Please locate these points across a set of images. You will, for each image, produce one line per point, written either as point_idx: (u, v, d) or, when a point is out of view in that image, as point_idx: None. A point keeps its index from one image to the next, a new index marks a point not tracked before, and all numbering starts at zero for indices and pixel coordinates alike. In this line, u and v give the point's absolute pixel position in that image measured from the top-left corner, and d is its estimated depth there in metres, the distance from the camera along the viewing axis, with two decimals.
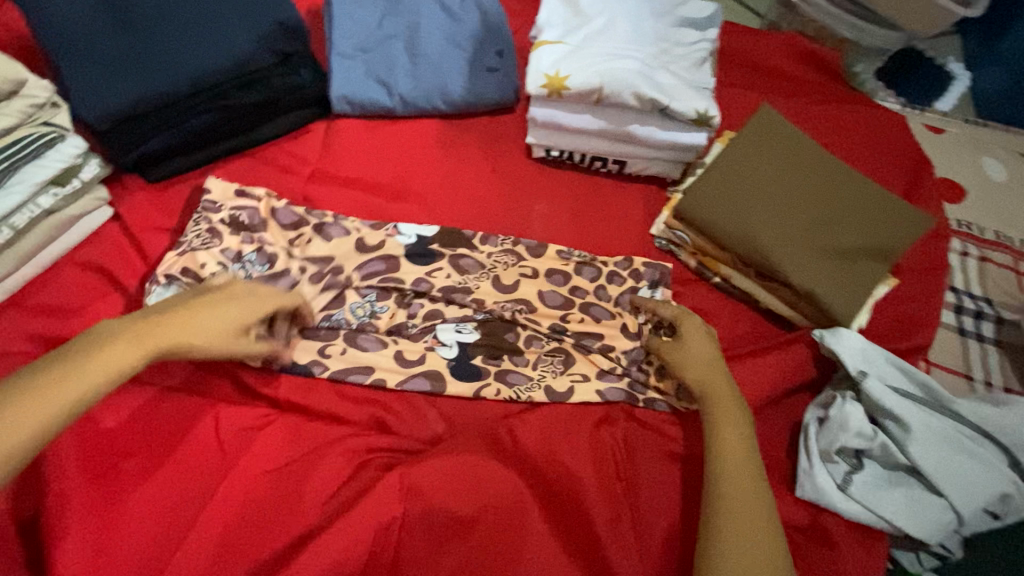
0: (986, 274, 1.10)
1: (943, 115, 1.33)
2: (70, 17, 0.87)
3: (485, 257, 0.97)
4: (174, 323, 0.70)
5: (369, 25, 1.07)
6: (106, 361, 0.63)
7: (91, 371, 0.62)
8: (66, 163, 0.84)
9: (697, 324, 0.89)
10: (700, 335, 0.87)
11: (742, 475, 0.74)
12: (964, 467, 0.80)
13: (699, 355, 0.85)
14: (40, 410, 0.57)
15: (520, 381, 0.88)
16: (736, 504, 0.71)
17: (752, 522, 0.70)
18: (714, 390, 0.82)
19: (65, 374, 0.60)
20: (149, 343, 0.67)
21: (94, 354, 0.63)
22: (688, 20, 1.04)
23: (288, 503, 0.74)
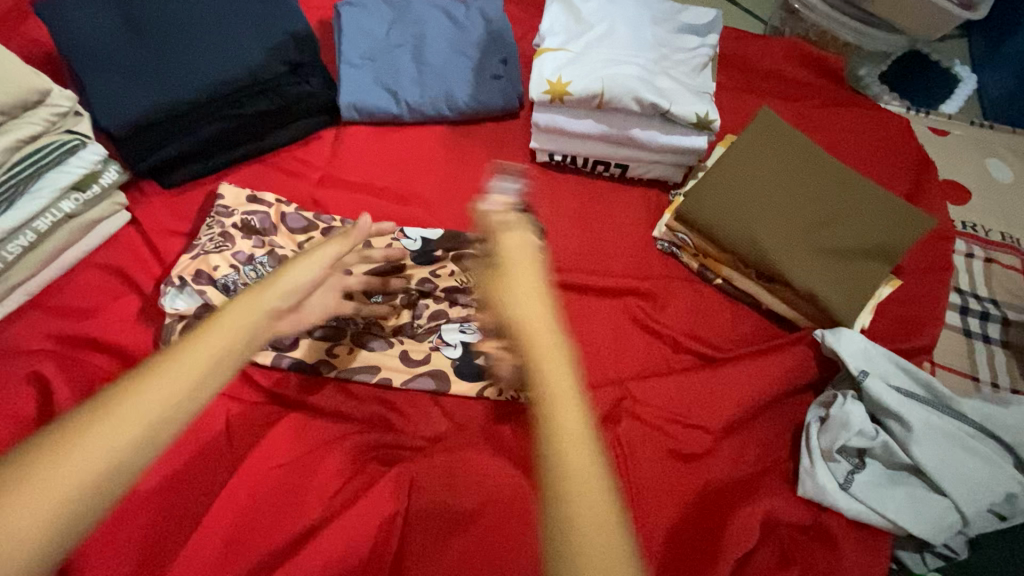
0: (992, 275, 1.10)
1: (949, 117, 1.32)
2: (92, 31, 0.91)
3: None
4: (224, 328, 0.50)
5: (377, 35, 1.11)
6: (144, 403, 0.44)
7: (184, 373, 0.46)
8: (87, 169, 0.87)
9: (519, 241, 0.67)
10: (523, 254, 0.65)
11: (587, 451, 0.46)
12: (967, 466, 0.80)
13: (519, 279, 0.61)
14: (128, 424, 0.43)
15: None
16: (588, 500, 0.43)
17: (610, 521, 0.43)
18: (541, 320, 0.56)
19: (89, 436, 0.42)
20: (197, 357, 0.47)
21: (127, 398, 0.44)
22: (688, 27, 1.06)
23: (295, 496, 0.76)
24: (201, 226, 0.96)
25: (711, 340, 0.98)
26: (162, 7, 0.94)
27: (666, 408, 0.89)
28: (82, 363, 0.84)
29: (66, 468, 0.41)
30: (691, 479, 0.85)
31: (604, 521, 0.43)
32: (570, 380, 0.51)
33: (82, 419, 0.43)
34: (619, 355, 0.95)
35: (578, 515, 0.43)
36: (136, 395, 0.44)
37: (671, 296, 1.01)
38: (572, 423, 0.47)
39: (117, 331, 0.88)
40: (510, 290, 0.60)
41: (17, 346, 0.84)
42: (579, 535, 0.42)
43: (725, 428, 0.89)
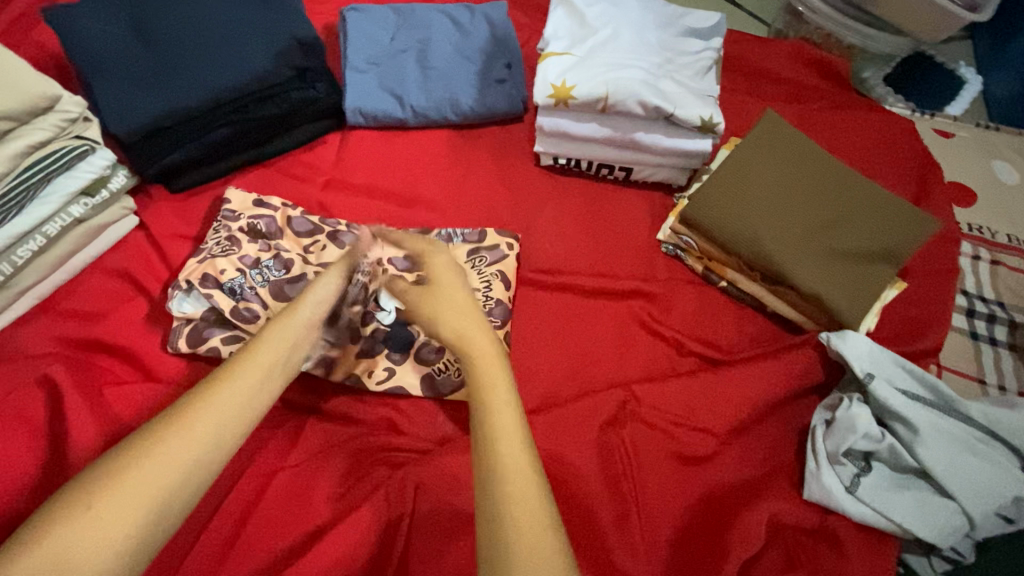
0: (998, 277, 1.09)
1: (954, 119, 1.31)
2: (101, 39, 0.92)
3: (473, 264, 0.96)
4: (263, 357, 0.66)
5: (382, 40, 1.11)
6: (213, 416, 0.60)
7: (238, 387, 0.63)
8: (96, 174, 0.88)
9: (445, 261, 0.77)
10: (448, 275, 0.75)
11: (521, 453, 0.58)
12: (974, 469, 0.80)
13: (446, 301, 0.71)
14: (201, 426, 0.59)
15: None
16: (514, 491, 0.54)
17: (537, 506, 0.54)
18: (473, 334, 0.67)
19: (179, 442, 0.57)
20: (248, 379, 0.63)
21: (202, 412, 0.59)
22: (691, 30, 1.07)
23: (301, 498, 0.77)
24: (209, 231, 0.97)
25: (716, 343, 0.98)
26: (170, 14, 0.95)
27: (671, 411, 0.89)
28: (91, 366, 0.85)
29: (162, 458, 0.56)
30: (697, 482, 0.85)
31: (535, 509, 0.54)
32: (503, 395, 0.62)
33: (167, 428, 0.58)
34: (623, 358, 0.95)
35: (507, 503, 0.54)
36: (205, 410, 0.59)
37: (676, 299, 1.01)
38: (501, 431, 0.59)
39: (126, 334, 0.88)
40: (439, 306, 0.71)
41: (27, 349, 0.85)
42: (508, 524, 0.52)
43: (730, 431, 0.89)
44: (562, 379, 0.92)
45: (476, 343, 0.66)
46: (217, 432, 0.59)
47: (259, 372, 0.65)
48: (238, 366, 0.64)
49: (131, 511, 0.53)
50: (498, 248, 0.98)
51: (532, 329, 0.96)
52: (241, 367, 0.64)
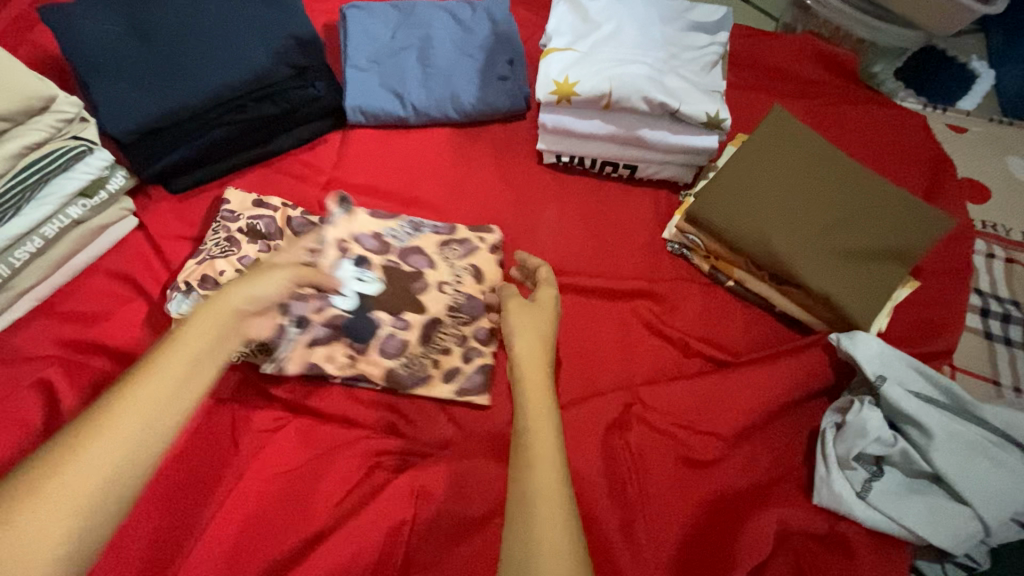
0: (1014, 276, 1.07)
1: (966, 113, 1.28)
2: (98, 38, 0.91)
3: (438, 258, 0.95)
4: (179, 350, 0.59)
5: (382, 38, 1.10)
6: (125, 416, 0.54)
7: (146, 391, 0.55)
8: (94, 175, 0.87)
9: (550, 296, 0.85)
10: (548, 307, 0.83)
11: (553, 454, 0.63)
12: (990, 474, 0.78)
13: (535, 323, 0.79)
14: (107, 440, 0.52)
15: (463, 381, 0.86)
16: (544, 492, 0.58)
17: (561, 507, 0.58)
18: (536, 360, 0.74)
19: (96, 453, 0.51)
20: (166, 376, 0.57)
21: (110, 419, 0.53)
22: (697, 25, 1.05)
23: (300, 503, 0.76)
24: (208, 231, 0.96)
25: (724, 345, 0.96)
26: (168, 14, 0.94)
27: (677, 415, 0.87)
28: (90, 369, 0.84)
29: (62, 481, 0.50)
30: (704, 487, 0.83)
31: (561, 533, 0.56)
32: (544, 404, 0.69)
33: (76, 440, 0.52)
34: (628, 359, 0.93)
35: (539, 500, 0.58)
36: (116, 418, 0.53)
37: (682, 299, 0.99)
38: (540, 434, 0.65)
39: (125, 337, 0.88)
40: (521, 327, 0.78)
41: (26, 352, 0.84)
42: (537, 518, 0.57)
43: (738, 434, 0.87)
44: (566, 381, 0.91)
45: (536, 368, 0.73)
46: (130, 438, 0.53)
47: (181, 366, 0.58)
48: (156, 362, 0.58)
49: (47, 534, 0.48)
50: (469, 242, 0.97)
51: None
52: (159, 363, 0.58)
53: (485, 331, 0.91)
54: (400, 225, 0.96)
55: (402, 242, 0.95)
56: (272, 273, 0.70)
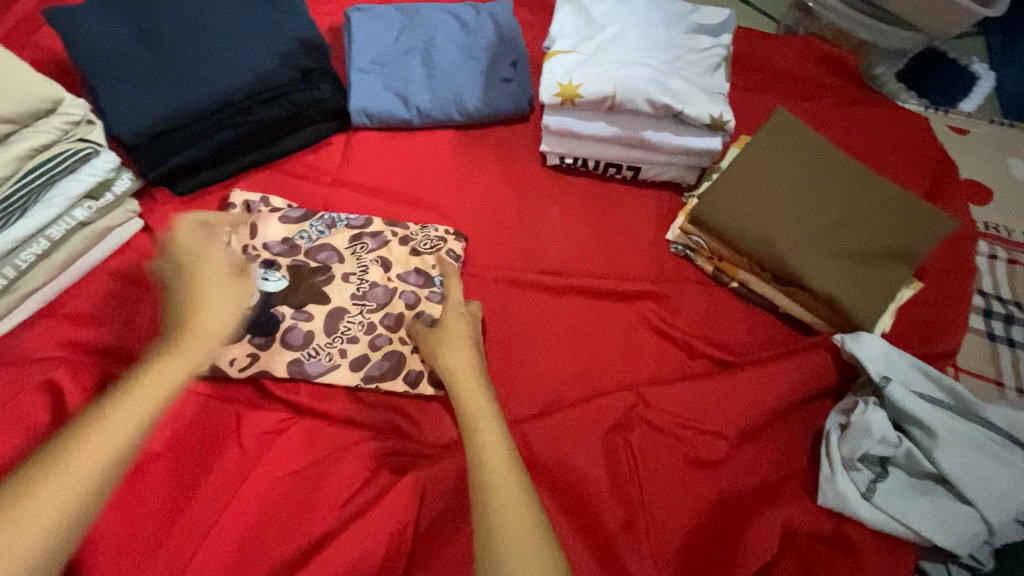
0: (1015, 277, 1.07)
1: (968, 115, 1.28)
2: (104, 41, 0.92)
3: (342, 247, 0.96)
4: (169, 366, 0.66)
5: (386, 40, 1.10)
6: (120, 426, 0.59)
7: (139, 396, 0.62)
8: (100, 177, 0.88)
9: (468, 315, 0.87)
10: (461, 318, 0.86)
11: (508, 469, 0.65)
12: (994, 474, 0.78)
13: (455, 342, 0.82)
14: (103, 447, 0.57)
15: (373, 369, 0.87)
16: (505, 505, 0.61)
17: (523, 513, 0.60)
18: (461, 369, 0.78)
19: (96, 442, 0.58)
20: (147, 399, 0.62)
21: (104, 428, 0.59)
22: (700, 27, 1.05)
23: (305, 504, 0.76)
24: None
25: (728, 346, 0.96)
26: (174, 17, 0.94)
27: (680, 415, 0.87)
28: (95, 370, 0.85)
29: (55, 486, 0.54)
30: (708, 488, 0.83)
31: (528, 527, 0.59)
32: (484, 406, 0.73)
33: (60, 451, 0.56)
34: (631, 360, 0.94)
35: (500, 516, 0.60)
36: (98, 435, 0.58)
37: (684, 299, 0.99)
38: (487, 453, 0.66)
39: (130, 338, 0.88)
40: (443, 341, 0.82)
41: (31, 353, 0.85)
42: (500, 506, 0.61)
43: (741, 435, 0.87)
44: (569, 381, 0.91)
45: (466, 375, 0.77)
46: (123, 444, 0.59)
47: (165, 388, 0.64)
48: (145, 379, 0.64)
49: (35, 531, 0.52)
50: (380, 234, 0.98)
51: (538, 331, 0.95)
52: (144, 383, 0.63)
53: (391, 318, 0.91)
54: (311, 224, 0.97)
55: (311, 242, 0.96)
56: (239, 285, 0.78)
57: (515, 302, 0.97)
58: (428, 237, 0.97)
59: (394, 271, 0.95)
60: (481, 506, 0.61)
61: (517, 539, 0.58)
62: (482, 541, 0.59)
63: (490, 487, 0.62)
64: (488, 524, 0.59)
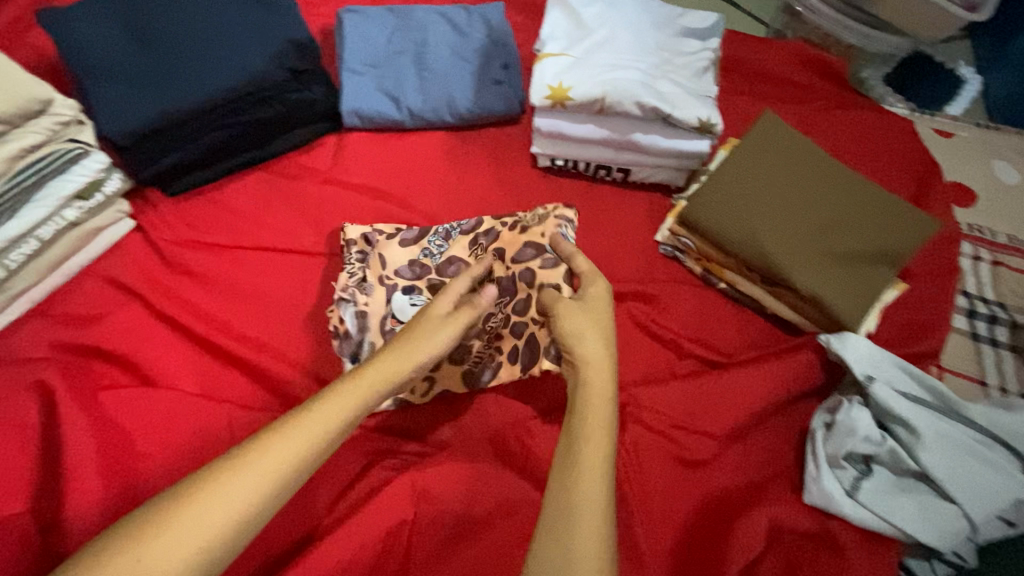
0: (999, 278, 1.09)
1: (954, 118, 1.30)
2: (95, 41, 0.92)
3: (464, 250, 0.94)
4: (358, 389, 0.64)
5: (379, 42, 1.11)
6: (300, 439, 0.59)
7: (328, 413, 0.61)
8: (90, 177, 0.88)
9: (602, 291, 0.78)
10: (597, 304, 0.76)
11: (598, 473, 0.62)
12: (975, 472, 0.80)
13: (588, 324, 0.73)
14: (281, 457, 0.58)
15: (525, 358, 0.86)
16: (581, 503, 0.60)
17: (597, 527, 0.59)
18: (593, 357, 0.70)
19: (281, 448, 0.58)
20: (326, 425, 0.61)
21: (286, 440, 0.59)
22: (689, 31, 1.06)
23: (297, 505, 0.77)
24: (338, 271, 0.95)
25: (717, 345, 0.97)
26: (165, 17, 0.95)
27: (670, 415, 0.88)
28: (87, 370, 0.85)
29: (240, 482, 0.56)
30: (697, 486, 0.84)
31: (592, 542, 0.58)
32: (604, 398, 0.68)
33: (235, 463, 0.57)
34: (622, 360, 0.95)
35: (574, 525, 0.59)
36: (264, 458, 0.57)
37: (674, 300, 1.00)
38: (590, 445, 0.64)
39: (121, 339, 0.88)
40: (577, 320, 0.74)
41: (21, 354, 0.85)
42: (575, 509, 0.60)
43: (731, 434, 0.88)
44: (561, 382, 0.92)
45: (598, 365, 0.70)
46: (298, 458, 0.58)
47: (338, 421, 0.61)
48: (323, 405, 0.62)
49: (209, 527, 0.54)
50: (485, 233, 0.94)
51: None
52: (320, 409, 0.61)
53: (521, 302, 0.88)
54: (428, 240, 0.94)
55: (436, 258, 0.93)
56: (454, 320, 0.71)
57: None
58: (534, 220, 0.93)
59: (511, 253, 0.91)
60: (555, 506, 0.61)
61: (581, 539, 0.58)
62: (544, 529, 0.59)
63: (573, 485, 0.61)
64: (557, 512, 0.60)
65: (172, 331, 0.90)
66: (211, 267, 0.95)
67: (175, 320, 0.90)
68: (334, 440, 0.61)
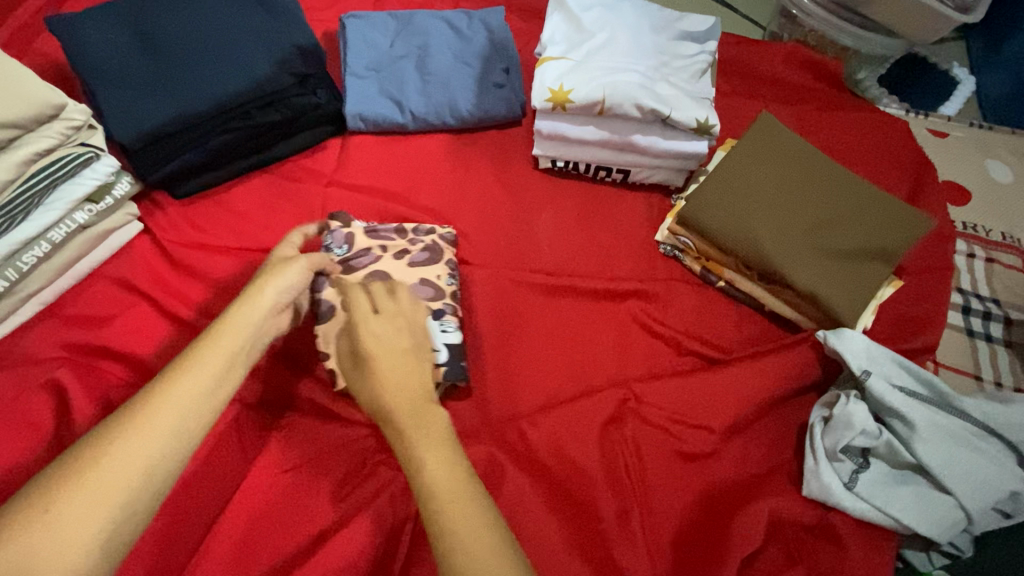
0: (993, 275, 1.11)
1: (948, 118, 1.32)
2: (105, 48, 0.94)
3: (381, 247, 0.95)
4: (208, 368, 0.64)
5: (381, 46, 1.13)
6: (164, 416, 0.59)
7: (182, 393, 0.61)
8: (101, 181, 0.89)
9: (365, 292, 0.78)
10: (386, 311, 0.77)
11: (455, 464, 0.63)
12: (970, 464, 0.81)
13: (382, 343, 0.74)
14: (146, 439, 0.57)
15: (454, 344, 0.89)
16: (450, 503, 0.58)
17: (471, 503, 0.59)
18: (395, 373, 0.71)
19: (144, 430, 0.58)
20: (186, 398, 0.61)
21: (149, 420, 0.58)
22: (687, 34, 1.08)
23: (304, 503, 0.78)
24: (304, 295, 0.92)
25: (717, 342, 0.99)
26: (173, 23, 0.96)
27: (670, 409, 0.90)
28: (97, 370, 0.86)
29: (116, 461, 0.55)
30: (696, 479, 0.86)
31: (474, 520, 0.57)
32: (426, 406, 0.68)
33: (93, 456, 0.55)
34: (621, 356, 0.96)
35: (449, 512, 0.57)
36: (107, 467, 0.55)
37: (674, 298, 1.02)
38: (431, 449, 0.63)
39: (130, 340, 0.89)
40: (373, 338, 0.74)
41: (31, 355, 0.86)
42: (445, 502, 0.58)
43: (730, 429, 0.90)
44: (562, 379, 0.93)
45: (402, 378, 0.71)
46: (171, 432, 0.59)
47: (200, 395, 0.62)
48: (168, 391, 0.61)
49: (94, 511, 0.53)
50: (369, 251, 0.94)
51: (532, 329, 0.97)
52: (169, 393, 0.60)
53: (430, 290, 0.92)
54: (360, 242, 0.94)
55: (375, 255, 0.93)
56: (255, 308, 0.71)
57: (506, 300, 0.99)
58: (406, 229, 0.98)
59: (406, 260, 0.94)
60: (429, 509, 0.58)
61: (469, 536, 0.55)
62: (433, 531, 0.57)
63: (433, 492, 0.59)
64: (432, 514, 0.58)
65: (180, 332, 0.91)
66: (219, 268, 0.97)
67: (183, 321, 0.92)
68: (206, 412, 0.62)
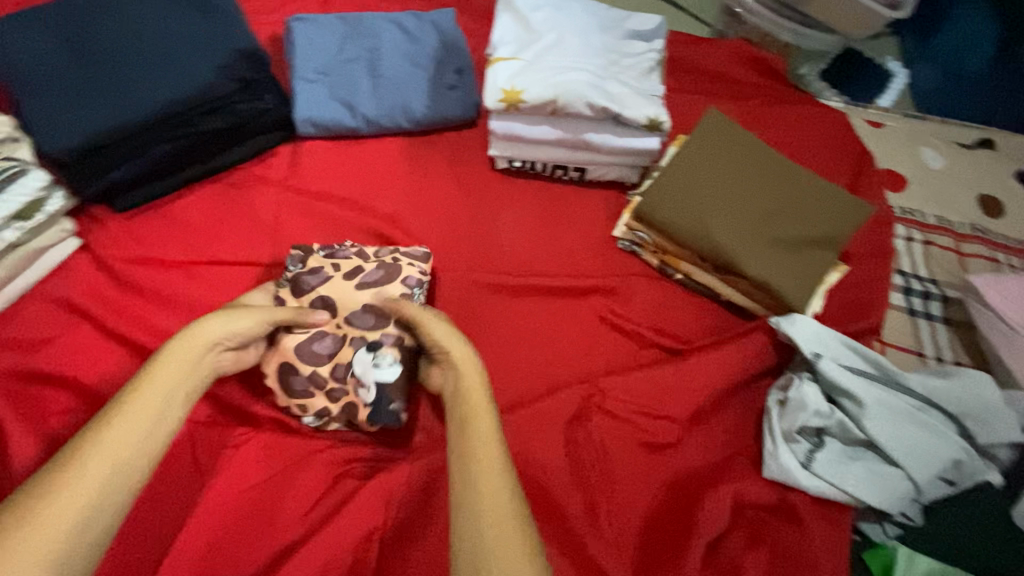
0: (930, 256, 1.17)
1: (884, 110, 1.39)
2: (30, 55, 0.89)
3: (331, 266, 0.91)
4: (138, 411, 0.64)
5: (330, 49, 1.10)
6: (94, 462, 0.59)
7: (110, 440, 0.61)
8: (30, 196, 0.85)
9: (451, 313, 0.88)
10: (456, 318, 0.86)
11: (496, 472, 0.63)
12: (916, 437, 0.86)
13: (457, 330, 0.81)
14: (78, 486, 0.57)
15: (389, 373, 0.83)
16: (486, 496, 0.60)
17: (501, 497, 0.61)
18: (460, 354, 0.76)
19: (75, 478, 0.57)
20: (116, 444, 0.61)
21: (77, 468, 0.58)
22: (634, 33, 1.10)
23: (265, 519, 0.76)
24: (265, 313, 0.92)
25: (677, 333, 1.01)
26: (102, 27, 0.92)
27: (635, 403, 0.91)
28: (34, 397, 0.82)
29: (49, 511, 0.55)
30: (662, 468, 0.88)
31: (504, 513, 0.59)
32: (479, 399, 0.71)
33: (23, 509, 0.54)
34: (585, 353, 0.97)
35: (479, 502, 0.60)
36: (42, 517, 0.54)
37: (634, 292, 1.04)
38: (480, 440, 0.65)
39: (70, 364, 0.85)
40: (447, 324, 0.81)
41: None
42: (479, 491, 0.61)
43: (692, 418, 0.92)
44: (528, 377, 0.93)
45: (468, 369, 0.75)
46: (105, 476, 0.59)
47: (131, 440, 0.62)
48: (99, 440, 0.61)
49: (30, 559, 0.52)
50: (321, 269, 0.90)
51: (495, 330, 0.97)
52: (99, 441, 0.61)
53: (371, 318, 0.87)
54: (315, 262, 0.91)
55: (325, 274, 0.90)
56: (194, 349, 0.72)
57: (469, 303, 0.99)
58: (367, 252, 0.94)
59: (356, 281, 0.90)
60: (464, 503, 0.60)
61: (496, 529, 0.58)
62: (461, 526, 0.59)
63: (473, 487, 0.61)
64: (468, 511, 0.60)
65: (124, 351, 0.87)
66: (164, 283, 0.93)
67: (127, 340, 0.88)
68: (141, 456, 0.62)
